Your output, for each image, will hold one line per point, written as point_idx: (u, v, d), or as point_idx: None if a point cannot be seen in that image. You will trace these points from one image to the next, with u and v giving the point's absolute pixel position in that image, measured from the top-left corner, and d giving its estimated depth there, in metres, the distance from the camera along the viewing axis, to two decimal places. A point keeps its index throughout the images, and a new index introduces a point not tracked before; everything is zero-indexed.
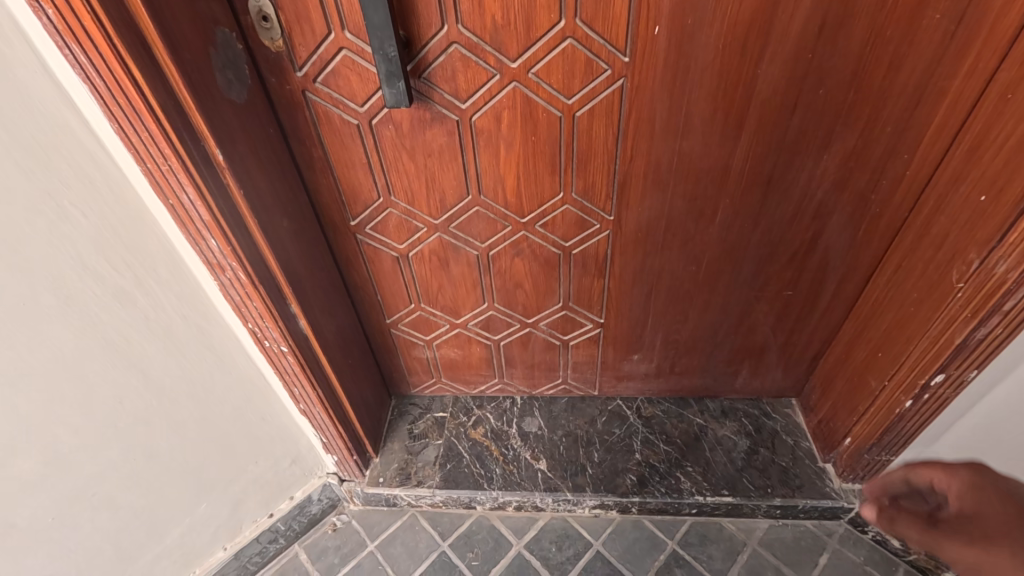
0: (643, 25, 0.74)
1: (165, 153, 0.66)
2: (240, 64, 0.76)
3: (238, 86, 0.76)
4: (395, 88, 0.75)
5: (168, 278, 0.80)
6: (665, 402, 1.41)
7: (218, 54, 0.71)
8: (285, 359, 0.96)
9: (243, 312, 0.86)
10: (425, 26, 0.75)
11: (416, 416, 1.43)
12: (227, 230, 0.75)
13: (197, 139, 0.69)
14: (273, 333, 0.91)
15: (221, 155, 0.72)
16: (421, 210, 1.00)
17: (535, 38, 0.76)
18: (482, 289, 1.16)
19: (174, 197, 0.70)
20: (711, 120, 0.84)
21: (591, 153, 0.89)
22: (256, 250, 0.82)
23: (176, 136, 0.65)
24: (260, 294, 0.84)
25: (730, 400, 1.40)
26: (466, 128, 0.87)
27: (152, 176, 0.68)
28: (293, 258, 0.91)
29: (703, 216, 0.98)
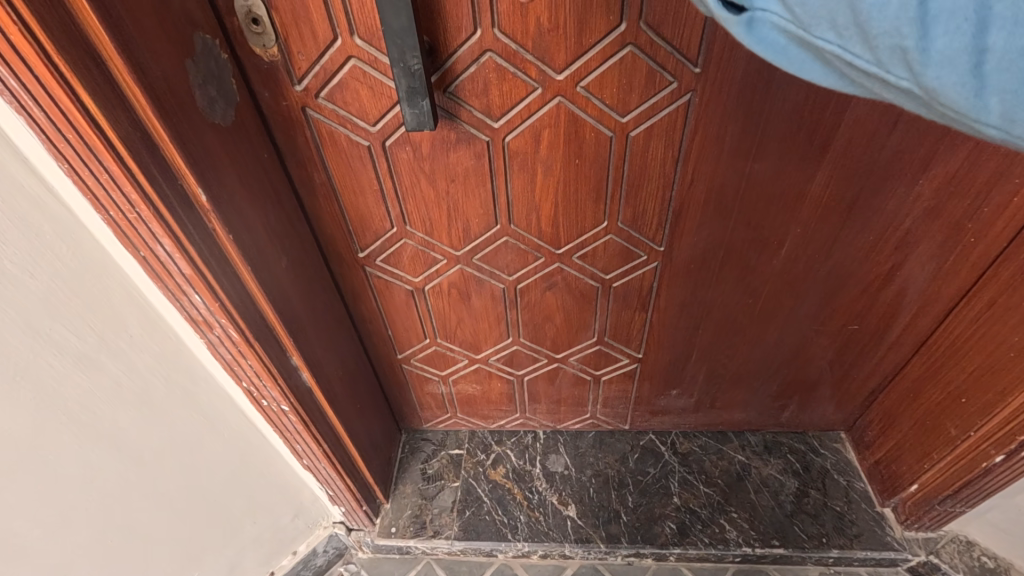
0: (723, 29, 0.60)
1: (130, 198, 0.52)
2: (227, 79, 0.61)
3: (224, 105, 0.61)
4: (418, 108, 0.61)
5: (143, 338, 0.65)
6: (702, 436, 1.29)
7: (196, 67, 0.56)
8: (287, 417, 0.83)
9: (236, 370, 0.73)
10: (454, 30, 0.61)
11: (430, 454, 1.29)
12: (214, 283, 0.61)
13: (173, 178, 0.54)
14: (272, 392, 0.77)
15: (204, 195, 0.57)
16: (440, 240, 0.87)
17: (587, 45, 0.62)
18: (506, 323, 1.02)
19: (146, 249, 0.56)
20: (792, 141, 0.70)
21: (645, 178, 0.76)
22: (252, 301, 0.68)
23: (144, 177, 0.51)
24: (256, 352, 0.70)
25: (773, 434, 1.28)
26: (497, 150, 0.73)
27: (116, 224, 0.54)
28: (295, 303, 0.78)
29: (768, 247, 0.85)
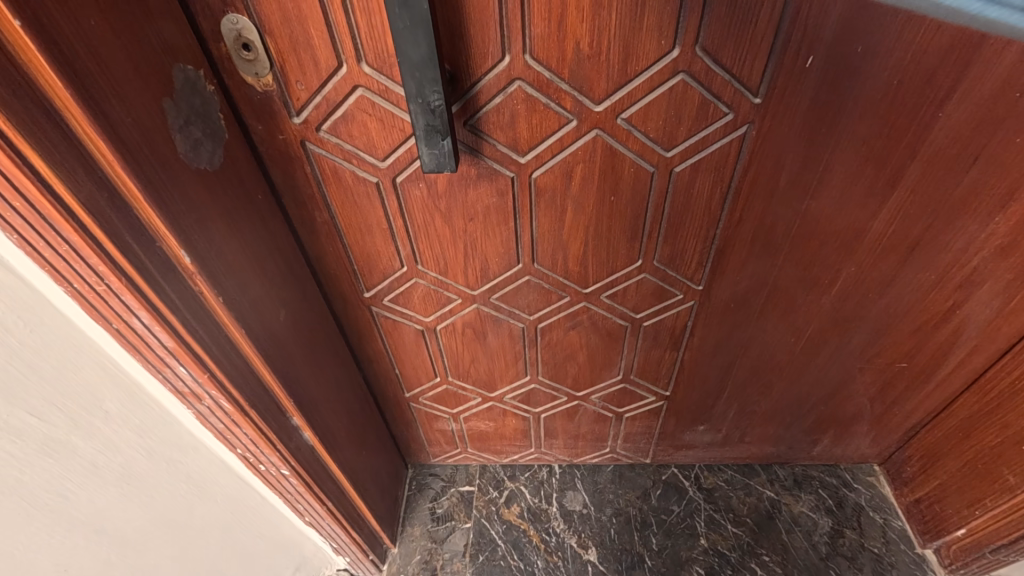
0: (791, 55, 0.52)
1: (97, 270, 0.43)
2: (215, 115, 0.53)
3: (212, 146, 0.52)
4: (438, 148, 0.53)
5: (121, 411, 0.56)
6: (728, 469, 1.21)
7: (177, 106, 0.47)
8: (287, 480, 0.75)
9: (229, 438, 0.64)
10: (480, 57, 0.53)
11: (439, 492, 1.21)
12: (203, 352, 0.53)
13: (150, 241, 0.45)
14: (271, 457, 0.69)
15: (189, 257, 0.48)
16: (455, 280, 0.78)
17: (633, 73, 0.54)
18: (524, 362, 0.94)
19: (120, 322, 0.48)
20: (857, 177, 0.63)
21: (688, 215, 0.68)
22: (247, 364, 0.59)
23: (112, 245, 0.42)
24: (252, 420, 0.62)
25: (802, 467, 1.21)
26: (523, 186, 0.65)
27: (82, 296, 0.45)
28: (297, 357, 0.69)
29: (817, 285, 0.77)
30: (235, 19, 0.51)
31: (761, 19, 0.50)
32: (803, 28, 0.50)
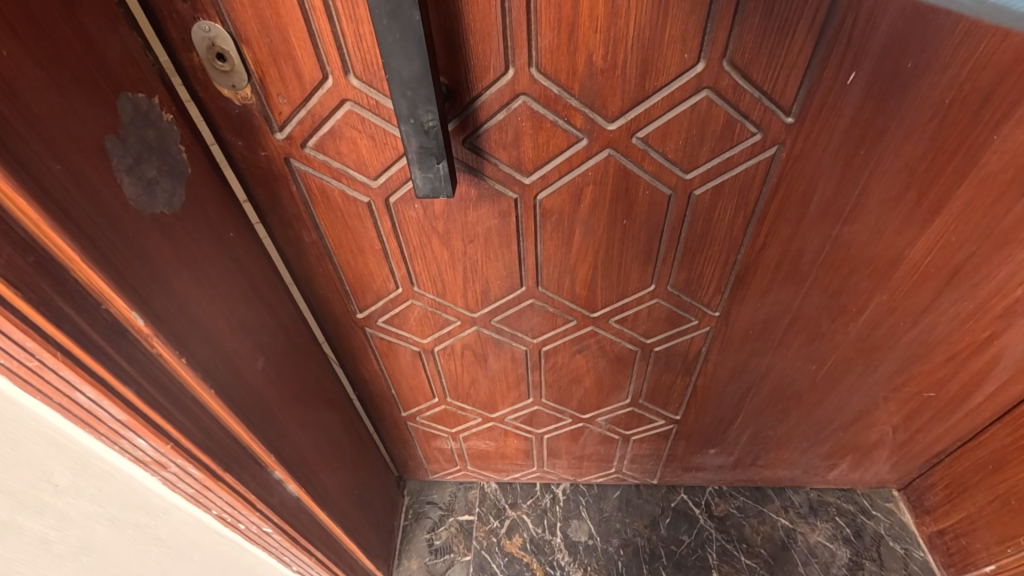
0: (831, 70, 0.46)
1: (27, 347, 0.38)
2: (174, 148, 0.48)
3: (170, 184, 0.48)
4: (432, 171, 0.48)
5: (76, 484, 0.50)
6: (740, 496, 1.16)
7: (123, 144, 0.43)
8: (270, 536, 0.70)
9: (203, 500, 0.59)
10: (480, 70, 0.47)
11: (437, 521, 1.16)
12: (164, 418, 0.48)
13: (92, 305, 0.40)
14: (250, 517, 0.64)
15: (140, 318, 0.43)
16: (454, 302, 0.73)
17: (651, 90, 0.48)
18: (527, 385, 0.89)
19: (63, 397, 0.43)
20: (896, 204, 0.57)
21: (707, 240, 0.62)
22: (218, 421, 0.55)
23: (44, 319, 0.37)
24: (225, 483, 0.57)
25: (818, 492, 1.16)
26: (527, 208, 0.60)
27: (17, 374, 0.40)
28: (277, 404, 0.64)
29: (844, 314, 0.71)
30: (207, 26, 0.45)
31: (799, 31, 0.44)
32: (846, 40, 0.44)
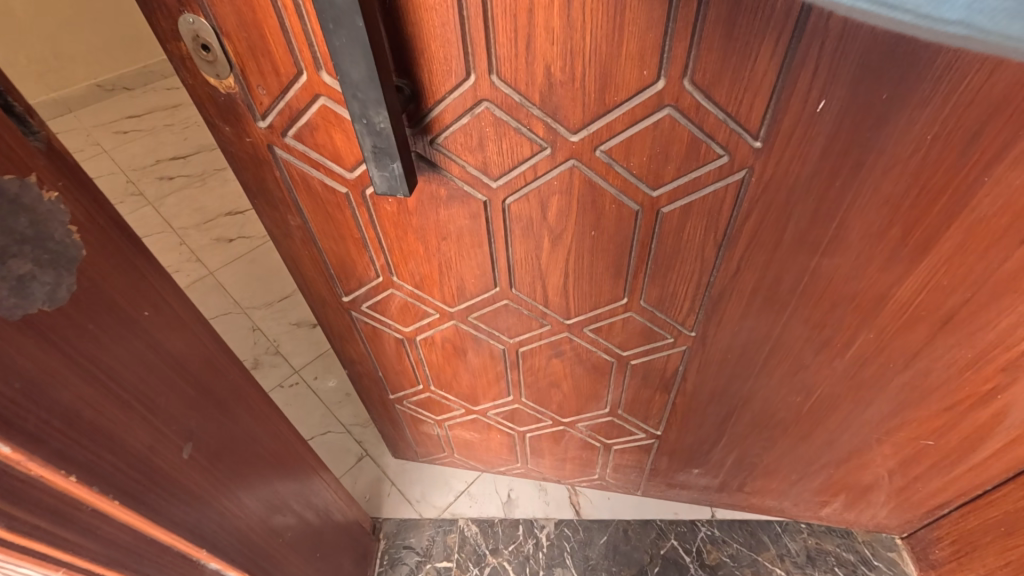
0: (800, 96, 0.44)
1: None
2: (55, 232, 0.39)
3: (52, 275, 0.39)
4: (387, 170, 0.49)
5: None
6: (733, 543, 1.11)
7: None
8: None
9: None
10: (441, 75, 0.48)
11: (413, 568, 1.09)
12: (50, 549, 0.40)
13: None
14: None
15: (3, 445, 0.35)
16: (432, 294, 0.74)
17: (613, 104, 0.48)
18: (506, 382, 0.90)
19: None
20: (879, 241, 0.53)
21: (677, 258, 0.61)
22: (133, 531, 0.48)
23: None
24: None
25: (816, 539, 1.10)
26: (496, 212, 0.60)
27: None
28: (213, 496, 0.57)
29: (827, 348, 0.67)
30: (192, 19, 0.49)
31: (762, 54, 0.42)
32: (813, 67, 0.42)
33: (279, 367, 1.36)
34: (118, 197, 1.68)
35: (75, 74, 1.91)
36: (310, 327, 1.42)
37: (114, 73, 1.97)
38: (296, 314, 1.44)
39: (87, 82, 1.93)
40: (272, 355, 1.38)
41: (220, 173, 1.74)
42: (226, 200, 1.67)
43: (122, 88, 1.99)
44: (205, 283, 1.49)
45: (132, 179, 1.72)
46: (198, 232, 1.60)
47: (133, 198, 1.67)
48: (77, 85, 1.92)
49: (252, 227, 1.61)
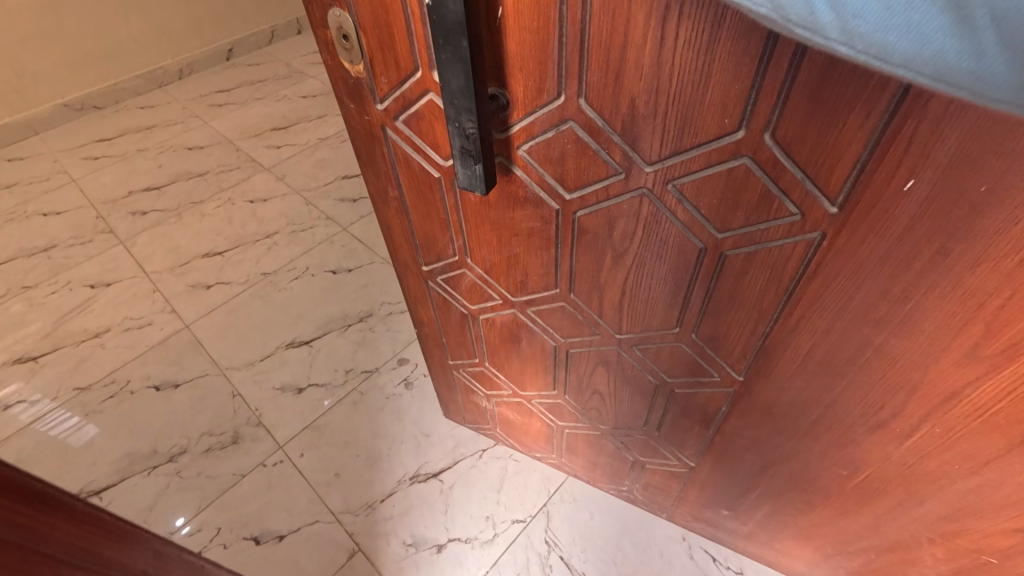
0: (885, 172, 0.42)
1: None
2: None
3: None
4: (469, 170, 0.54)
5: None
6: None
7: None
8: None
9: None
10: (534, 91, 0.52)
11: None
12: None
13: None
14: None
15: None
16: (498, 282, 0.80)
17: (689, 145, 0.49)
18: (553, 377, 0.94)
19: None
20: (956, 333, 0.49)
21: (734, 303, 0.60)
22: None
23: None
24: None
25: None
26: (566, 221, 0.64)
27: None
28: None
29: (883, 429, 0.64)
30: (338, 13, 0.57)
31: (849, 123, 0.41)
32: (905, 146, 0.40)
33: (261, 442, 1.25)
34: (88, 234, 1.71)
35: (40, 95, 2.05)
36: (294, 394, 1.33)
37: (80, 94, 2.14)
38: (278, 377, 1.36)
39: (55, 102, 2.09)
40: (253, 427, 1.28)
41: (196, 208, 1.78)
42: (202, 239, 1.69)
43: (92, 107, 2.18)
44: (178, 339, 1.44)
45: (103, 214, 1.77)
46: (173, 277, 1.59)
47: (104, 235, 1.70)
48: (43, 106, 2.07)
49: (231, 272, 1.60)
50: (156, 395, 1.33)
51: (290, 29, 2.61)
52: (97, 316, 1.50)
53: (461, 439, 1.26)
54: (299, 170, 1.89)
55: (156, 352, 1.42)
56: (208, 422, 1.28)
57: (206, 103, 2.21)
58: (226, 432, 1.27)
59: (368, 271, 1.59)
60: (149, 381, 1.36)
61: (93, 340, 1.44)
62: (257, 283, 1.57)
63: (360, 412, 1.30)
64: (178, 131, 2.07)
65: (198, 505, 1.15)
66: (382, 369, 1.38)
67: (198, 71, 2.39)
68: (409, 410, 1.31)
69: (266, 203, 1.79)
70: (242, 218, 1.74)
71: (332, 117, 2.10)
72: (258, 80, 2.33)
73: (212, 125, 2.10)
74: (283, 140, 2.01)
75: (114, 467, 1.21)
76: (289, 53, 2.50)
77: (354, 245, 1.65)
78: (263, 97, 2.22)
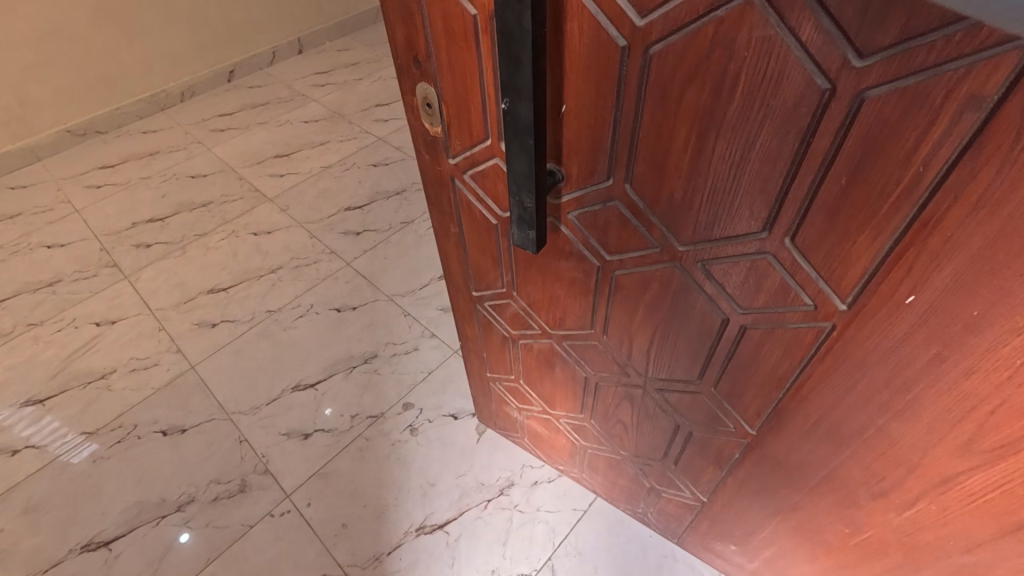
0: (889, 286, 0.48)
1: None
2: None
3: None
4: (524, 234, 0.63)
5: None
6: None
7: None
8: None
9: None
10: (587, 173, 0.60)
11: None
12: None
13: None
14: None
15: None
16: (540, 316, 0.88)
17: (717, 235, 0.56)
18: (581, 403, 1.02)
19: None
20: (951, 427, 0.54)
21: (752, 368, 0.66)
22: None
23: None
24: None
25: None
26: (605, 277, 0.71)
27: None
28: None
29: (883, 498, 0.68)
30: (426, 86, 0.67)
31: (859, 242, 0.47)
32: (907, 268, 0.46)
33: (268, 491, 1.27)
34: (93, 267, 1.76)
35: (44, 122, 2.11)
36: (300, 440, 1.36)
37: (84, 120, 2.20)
38: (284, 423, 1.39)
39: (58, 127, 2.15)
40: (260, 475, 1.30)
41: (200, 240, 1.83)
42: (206, 275, 1.73)
43: (93, 131, 2.24)
44: (184, 380, 1.48)
45: (107, 247, 1.82)
46: (177, 314, 1.63)
47: (109, 270, 1.75)
48: (47, 132, 2.13)
49: (235, 309, 1.64)
50: (163, 440, 1.36)
51: (291, 48, 2.68)
52: (104, 356, 1.53)
53: (466, 488, 1.28)
54: (302, 202, 1.95)
55: (163, 395, 1.45)
56: (215, 469, 1.31)
57: (207, 128, 2.29)
58: (232, 480, 1.29)
59: (373, 308, 1.63)
60: (155, 426, 1.39)
61: (99, 382, 1.47)
62: (262, 322, 1.60)
63: (367, 461, 1.32)
64: (181, 158, 2.14)
65: (206, 556, 1.18)
66: (387, 415, 1.41)
67: (201, 92, 2.47)
68: (415, 458, 1.33)
69: (269, 236, 1.84)
70: (247, 252, 1.79)
71: (333, 144, 2.17)
72: (260, 103, 2.41)
73: (214, 151, 2.17)
74: (287, 168, 2.09)
75: (122, 516, 1.24)
76: (290, 75, 2.57)
77: (358, 281, 1.70)
78: (265, 122, 2.30)
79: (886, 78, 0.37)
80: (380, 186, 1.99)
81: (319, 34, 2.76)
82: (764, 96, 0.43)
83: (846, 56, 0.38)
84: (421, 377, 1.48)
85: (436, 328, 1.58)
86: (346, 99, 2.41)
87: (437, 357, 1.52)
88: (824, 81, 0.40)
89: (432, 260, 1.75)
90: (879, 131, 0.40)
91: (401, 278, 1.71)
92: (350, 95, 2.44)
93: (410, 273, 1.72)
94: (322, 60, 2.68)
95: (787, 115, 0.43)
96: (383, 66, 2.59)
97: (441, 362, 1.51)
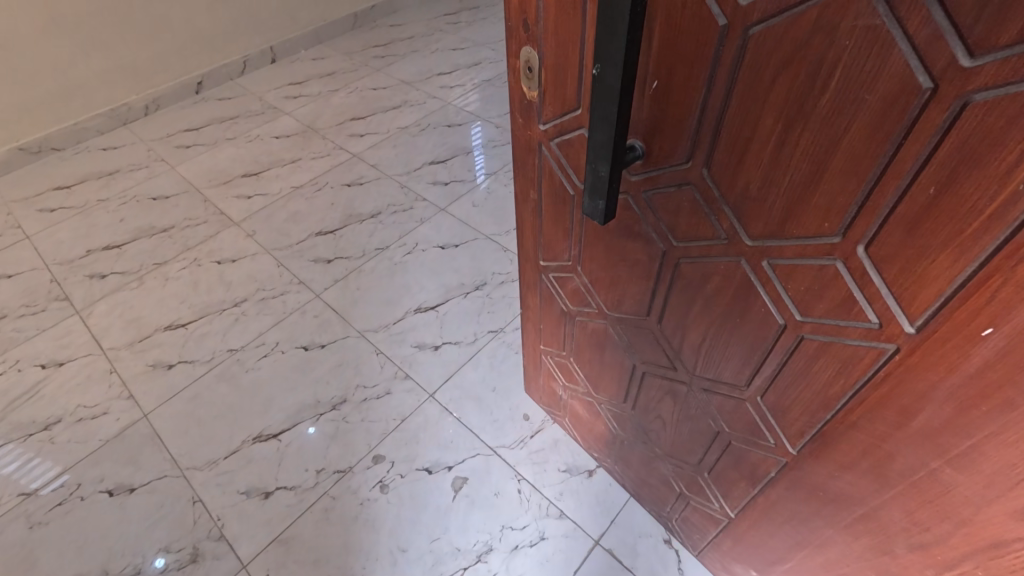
0: (966, 312, 0.45)
1: None
2: None
3: None
4: (594, 205, 0.64)
5: None
6: None
7: None
8: None
9: None
10: (666, 152, 0.60)
11: None
12: None
13: None
14: None
15: None
16: (598, 294, 0.90)
17: (788, 234, 0.54)
18: (626, 392, 1.01)
19: None
20: (1012, 485, 0.49)
21: (802, 383, 0.64)
22: None
23: None
24: None
25: None
26: (669, 263, 0.71)
27: None
28: None
29: (925, 551, 0.63)
30: (529, 50, 0.70)
31: (940, 260, 0.44)
32: (989, 296, 0.43)
33: (223, 561, 1.24)
34: (40, 301, 1.80)
35: None
36: (260, 500, 1.34)
37: (39, 138, 2.31)
38: (243, 481, 1.37)
39: (10, 145, 2.25)
40: (214, 542, 1.28)
41: (158, 270, 1.88)
42: (166, 309, 1.76)
43: (49, 148, 2.34)
44: (135, 431, 1.47)
45: (59, 278, 1.87)
46: (131, 355, 1.65)
47: (58, 304, 1.79)
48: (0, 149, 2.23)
49: (194, 350, 1.65)
50: (109, 501, 1.34)
51: (264, 58, 2.86)
52: (47, 405, 1.53)
53: (442, 554, 1.24)
54: (271, 226, 2.02)
55: (110, 448, 1.44)
56: (165, 536, 1.29)
57: (174, 143, 2.41)
58: (184, 548, 1.27)
59: (341, 346, 1.65)
60: (100, 486, 1.37)
61: (43, 434, 1.47)
62: (223, 361, 1.62)
63: (331, 524, 1.30)
64: (139, 178, 2.24)
65: None
66: (355, 470, 1.39)
67: (166, 105, 2.61)
68: (383, 521, 1.30)
69: (233, 264, 1.89)
70: (208, 283, 1.84)
71: (304, 161, 2.27)
72: (229, 116, 2.55)
73: (177, 170, 2.27)
74: (255, 189, 2.18)
75: None
76: (263, 87, 2.73)
77: (325, 318, 1.72)
78: (233, 137, 2.43)
79: (996, 81, 0.35)
80: (354, 209, 2.06)
81: (294, 44, 2.95)
82: (858, 90, 0.42)
83: (954, 54, 0.36)
84: (393, 425, 1.46)
85: (410, 369, 1.58)
86: (321, 111, 2.55)
87: (412, 403, 1.51)
88: (927, 80, 0.38)
89: (406, 291, 1.78)
90: (978, 140, 0.38)
91: (373, 313, 1.73)
92: (325, 107, 2.57)
93: (384, 307, 1.75)
94: (295, 69, 2.85)
95: (881, 113, 0.41)
96: (359, 78, 2.74)
97: (416, 409, 1.49)
